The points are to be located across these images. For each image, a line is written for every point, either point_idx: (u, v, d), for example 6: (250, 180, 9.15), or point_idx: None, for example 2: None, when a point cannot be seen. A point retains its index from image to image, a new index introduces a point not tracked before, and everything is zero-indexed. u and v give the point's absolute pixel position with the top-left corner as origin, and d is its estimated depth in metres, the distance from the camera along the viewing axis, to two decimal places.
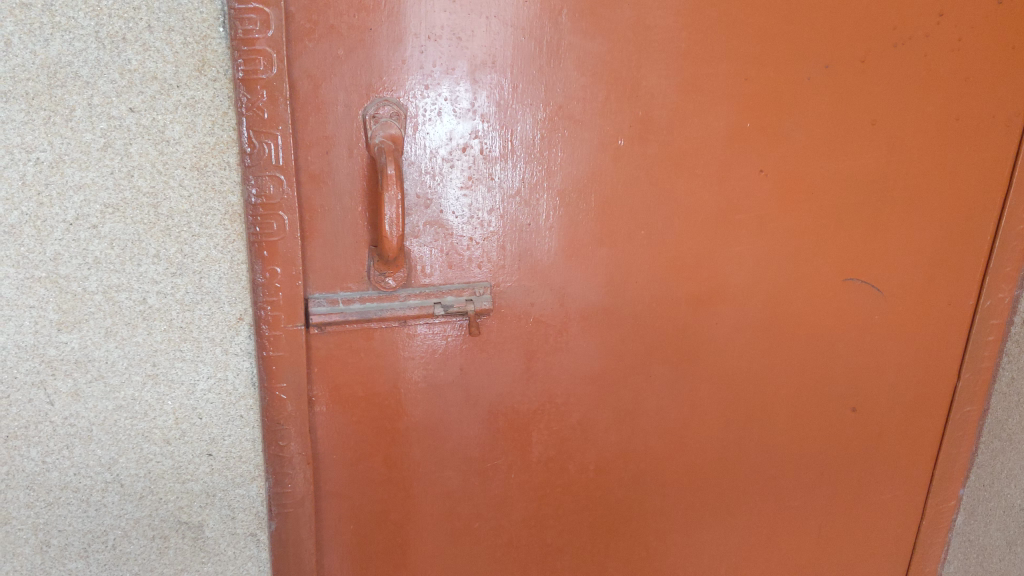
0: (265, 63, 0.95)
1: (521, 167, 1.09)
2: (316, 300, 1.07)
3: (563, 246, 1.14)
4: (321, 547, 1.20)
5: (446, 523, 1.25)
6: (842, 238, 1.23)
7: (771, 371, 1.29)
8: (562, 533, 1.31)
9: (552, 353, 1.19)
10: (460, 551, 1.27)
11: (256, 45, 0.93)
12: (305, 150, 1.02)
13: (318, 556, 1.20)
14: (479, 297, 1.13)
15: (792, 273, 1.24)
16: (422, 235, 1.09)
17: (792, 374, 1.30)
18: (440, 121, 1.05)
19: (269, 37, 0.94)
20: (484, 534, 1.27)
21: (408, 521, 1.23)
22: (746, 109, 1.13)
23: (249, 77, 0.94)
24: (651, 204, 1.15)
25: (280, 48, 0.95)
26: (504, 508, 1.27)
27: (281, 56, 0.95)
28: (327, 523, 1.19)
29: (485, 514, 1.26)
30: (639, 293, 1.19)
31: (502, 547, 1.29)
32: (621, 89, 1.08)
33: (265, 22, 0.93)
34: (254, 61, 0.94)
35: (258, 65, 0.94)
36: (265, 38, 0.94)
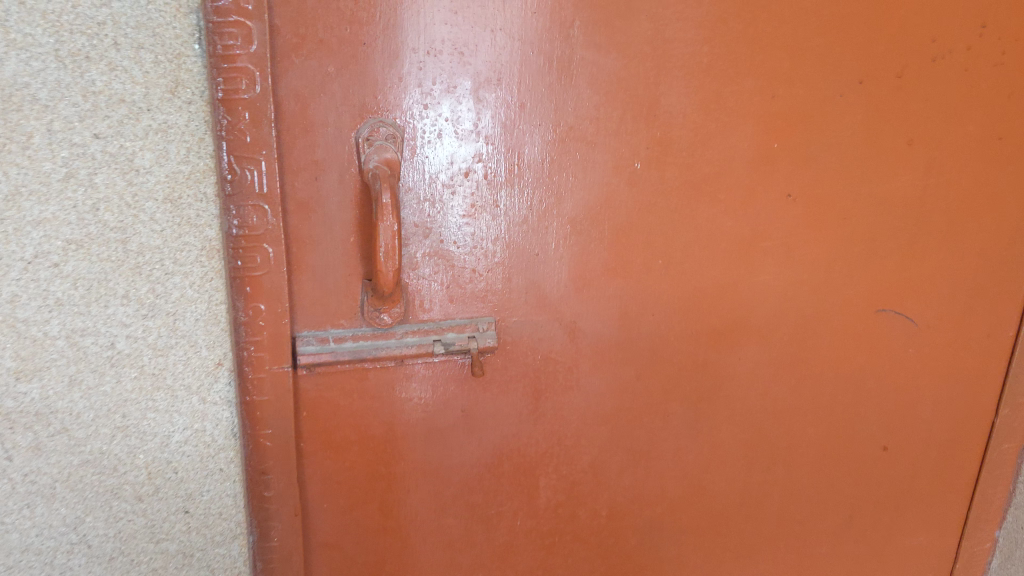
0: (246, 83, 0.86)
1: (529, 194, 1.00)
2: (304, 338, 0.98)
3: (574, 277, 1.05)
4: None
5: None
6: (875, 266, 1.14)
7: (797, 407, 1.20)
8: None
9: (561, 393, 1.10)
10: None
11: (236, 63, 0.85)
12: (291, 175, 0.92)
13: None
14: (483, 333, 1.03)
15: (821, 304, 1.15)
16: (421, 267, 1.00)
17: (819, 411, 1.21)
18: (440, 144, 0.95)
19: (252, 54, 0.85)
20: None
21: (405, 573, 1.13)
22: (773, 129, 1.04)
23: (230, 97, 0.85)
24: (670, 232, 1.06)
25: (263, 65, 0.86)
26: (509, 556, 1.17)
27: (265, 74, 0.86)
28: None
29: (489, 563, 1.17)
30: (657, 327, 1.10)
31: None
32: (638, 108, 0.99)
33: (247, 37, 0.84)
34: (235, 80, 0.85)
35: (238, 85, 0.85)
36: (247, 54, 0.85)
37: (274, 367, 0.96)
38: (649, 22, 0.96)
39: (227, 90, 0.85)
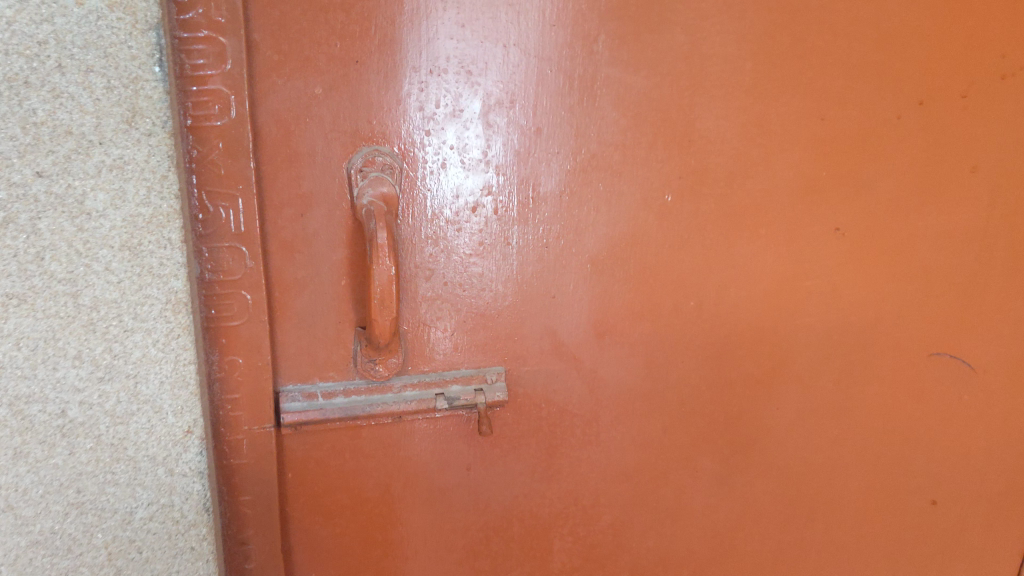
0: (218, 109, 0.74)
1: (545, 230, 0.88)
2: (289, 394, 0.86)
3: (595, 322, 0.93)
4: None
5: None
6: (930, 306, 1.02)
7: (840, 460, 1.08)
8: None
9: (578, 448, 0.98)
10: None
11: (207, 86, 0.73)
12: (271, 212, 0.80)
13: None
14: (492, 386, 0.92)
15: (870, 348, 1.02)
16: (421, 312, 0.88)
17: (863, 464, 1.09)
18: (444, 175, 0.83)
19: (225, 75, 0.73)
20: None
21: None
22: (822, 155, 0.92)
23: (199, 125, 0.73)
24: (704, 271, 0.94)
25: (239, 88, 0.74)
26: None
27: (240, 97, 0.74)
28: None
29: None
30: (686, 376, 0.98)
31: None
32: (670, 133, 0.87)
33: (219, 55, 0.73)
34: (206, 105, 0.73)
35: (209, 111, 0.74)
36: (220, 76, 0.73)
37: (253, 427, 0.85)
38: (685, 36, 0.84)
39: (197, 117, 0.73)
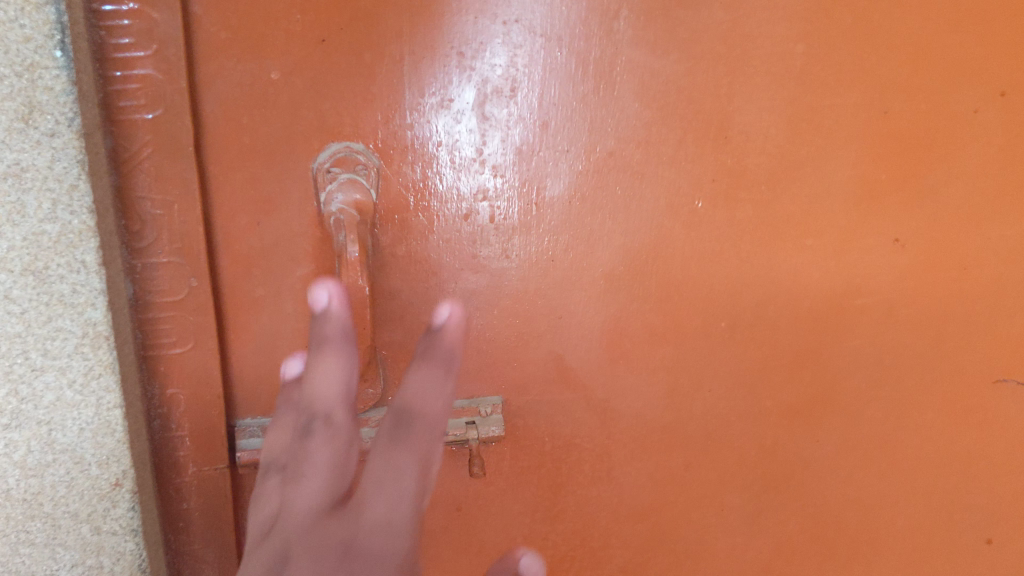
0: (149, 101, 0.60)
1: (551, 241, 0.75)
2: (246, 429, 0.73)
3: (608, 345, 0.80)
4: None
5: None
6: (1002, 324, 0.86)
7: (884, 497, 0.92)
8: None
9: (587, 485, 0.85)
10: None
11: (134, 71, 0.59)
12: (221, 220, 0.67)
13: None
14: (487, 420, 0.78)
15: (926, 370, 0.87)
16: (404, 334, 0.75)
17: (912, 501, 0.93)
18: (430, 176, 0.70)
19: (158, 58, 0.59)
20: None
21: None
22: (883, 154, 0.77)
23: (125, 118, 0.60)
24: (737, 288, 0.80)
25: (175, 75, 0.60)
26: None
27: (178, 86, 0.60)
28: None
29: None
30: (713, 405, 0.84)
31: None
32: (704, 128, 0.73)
33: (149, 34, 0.59)
34: (135, 96, 0.59)
35: (138, 103, 0.60)
36: (151, 59, 0.59)
37: (203, 469, 0.72)
38: (724, 12, 0.69)
39: (122, 109, 0.60)
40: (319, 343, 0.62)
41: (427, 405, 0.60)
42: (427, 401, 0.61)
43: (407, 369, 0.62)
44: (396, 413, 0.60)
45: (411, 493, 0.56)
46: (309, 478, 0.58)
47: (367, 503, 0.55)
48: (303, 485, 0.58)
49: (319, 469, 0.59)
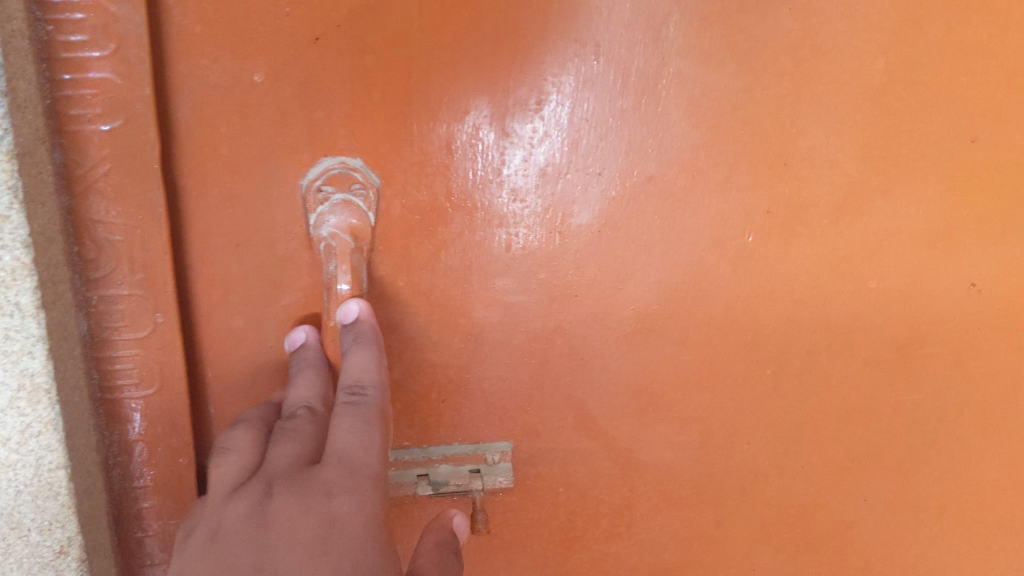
0: (108, 112, 0.50)
1: (575, 275, 0.65)
2: None
3: (635, 392, 0.70)
4: None
5: None
6: None
7: (932, 559, 0.83)
8: None
9: (604, 540, 0.76)
10: None
11: (89, 74, 0.49)
12: (195, 241, 0.58)
13: None
14: (492, 468, 0.70)
15: (991, 430, 0.77)
16: (403, 370, 0.66)
17: (961, 566, 0.84)
18: (438, 197, 0.60)
19: (118, 60, 0.49)
20: None
21: None
22: (963, 190, 0.66)
23: (81, 130, 0.51)
24: (788, 334, 0.69)
25: (136, 81, 0.50)
26: None
27: (140, 93, 0.50)
28: None
29: None
30: (751, 459, 0.75)
31: None
32: (761, 153, 0.62)
33: (104, 31, 0.49)
34: (91, 104, 0.50)
35: (94, 112, 0.50)
36: (110, 60, 0.49)
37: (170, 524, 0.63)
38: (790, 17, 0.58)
39: (76, 121, 0.50)
40: (302, 363, 0.59)
41: (368, 371, 0.55)
42: (369, 368, 0.56)
43: (347, 357, 0.56)
44: (342, 387, 0.56)
45: (379, 435, 0.54)
46: (287, 437, 0.54)
47: (339, 442, 0.52)
48: (281, 444, 0.54)
49: (296, 433, 0.55)
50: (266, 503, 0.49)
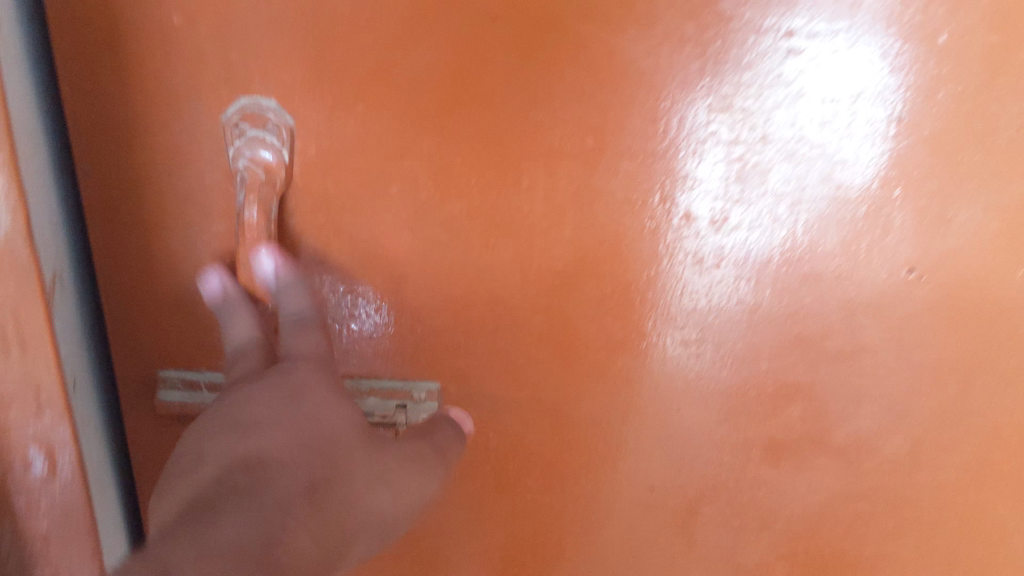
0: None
1: (490, 229, 0.67)
2: (169, 379, 0.73)
3: (558, 347, 0.72)
4: None
5: None
6: None
7: (883, 547, 0.81)
8: None
9: (537, 486, 0.79)
10: None
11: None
12: (132, 161, 0.65)
13: None
14: (419, 405, 0.74)
15: (945, 429, 0.74)
16: (334, 304, 0.71)
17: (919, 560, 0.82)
18: (353, 143, 0.64)
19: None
20: None
21: None
22: (890, 170, 0.62)
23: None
24: (710, 306, 0.70)
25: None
26: None
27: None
28: None
29: None
30: (681, 426, 0.76)
31: None
32: (669, 122, 0.63)
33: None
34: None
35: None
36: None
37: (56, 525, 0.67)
38: (855, 5, 0.57)
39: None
40: (228, 308, 0.66)
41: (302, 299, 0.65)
42: (300, 298, 0.65)
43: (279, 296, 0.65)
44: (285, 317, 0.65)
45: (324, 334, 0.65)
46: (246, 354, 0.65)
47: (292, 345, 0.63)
48: (243, 361, 0.64)
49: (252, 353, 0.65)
50: (241, 395, 0.59)
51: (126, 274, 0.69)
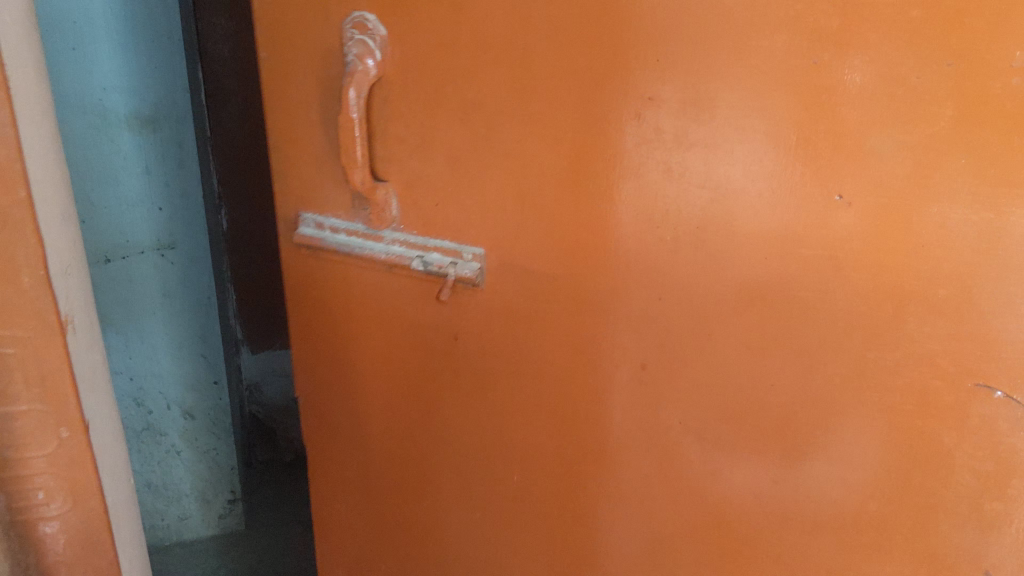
0: (26, 316, 0.84)
1: (514, 125, 0.90)
2: (305, 220, 1.03)
3: (565, 231, 0.93)
4: (344, 456, 1.18)
5: (456, 494, 1.13)
6: (964, 318, 0.82)
7: (842, 456, 0.93)
8: (600, 554, 1.09)
9: (555, 353, 1.00)
10: (485, 531, 1.14)
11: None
12: (287, 55, 0.96)
13: (341, 459, 1.19)
14: (466, 263, 0.98)
15: (882, 344, 0.86)
16: (408, 175, 0.96)
17: (876, 476, 0.92)
18: (423, 51, 0.90)
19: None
20: (507, 523, 1.12)
21: (421, 475, 1.14)
22: (814, 107, 0.79)
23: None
24: (676, 206, 0.88)
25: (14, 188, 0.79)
26: (525, 500, 1.10)
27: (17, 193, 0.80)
28: (335, 441, 1.18)
29: (503, 500, 1.11)
30: (662, 313, 0.93)
31: (528, 546, 1.12)
32: (635, 48, 0.83)
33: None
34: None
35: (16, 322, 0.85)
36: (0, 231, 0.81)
37: (75, 561, 0.97)
38: None
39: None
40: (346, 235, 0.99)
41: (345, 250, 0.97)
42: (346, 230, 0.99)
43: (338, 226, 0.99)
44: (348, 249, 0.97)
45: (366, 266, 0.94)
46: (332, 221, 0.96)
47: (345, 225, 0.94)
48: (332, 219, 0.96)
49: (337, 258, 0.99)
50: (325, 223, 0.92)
51: (282, 138, 1.00)
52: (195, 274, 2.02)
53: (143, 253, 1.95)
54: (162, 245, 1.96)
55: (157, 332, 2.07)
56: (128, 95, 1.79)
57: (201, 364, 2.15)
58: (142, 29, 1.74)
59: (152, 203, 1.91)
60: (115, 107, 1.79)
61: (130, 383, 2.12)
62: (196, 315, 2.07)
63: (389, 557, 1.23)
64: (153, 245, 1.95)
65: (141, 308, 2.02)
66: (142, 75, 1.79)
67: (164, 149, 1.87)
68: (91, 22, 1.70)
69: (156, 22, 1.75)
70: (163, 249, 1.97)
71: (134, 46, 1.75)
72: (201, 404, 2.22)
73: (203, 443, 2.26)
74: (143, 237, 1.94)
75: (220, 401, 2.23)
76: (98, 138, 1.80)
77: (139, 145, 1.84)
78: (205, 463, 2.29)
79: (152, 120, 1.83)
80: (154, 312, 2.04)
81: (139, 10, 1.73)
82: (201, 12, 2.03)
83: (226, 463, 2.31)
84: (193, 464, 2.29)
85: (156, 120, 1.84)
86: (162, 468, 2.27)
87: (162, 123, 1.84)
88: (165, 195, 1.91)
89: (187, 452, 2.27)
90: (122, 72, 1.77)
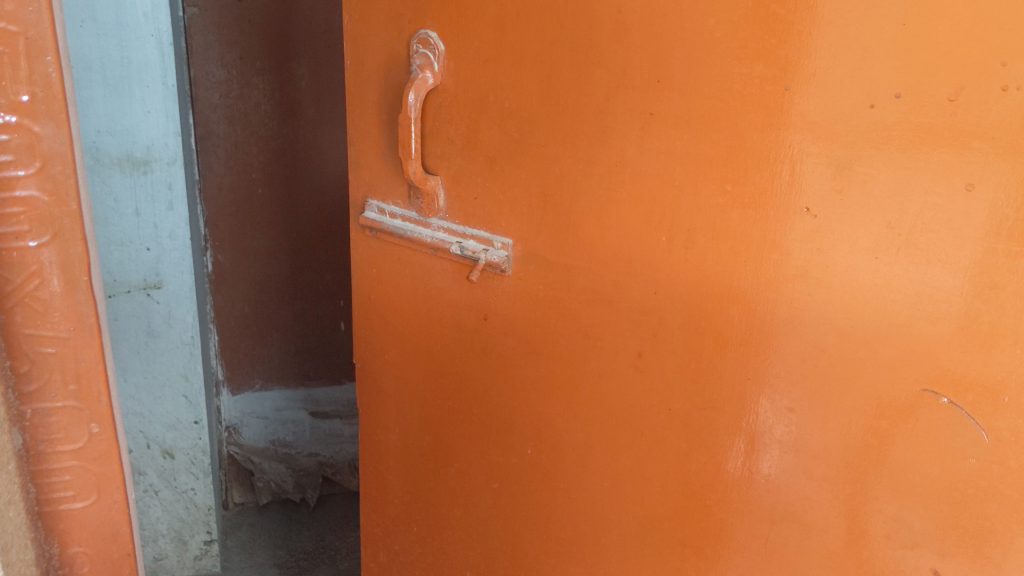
0: (59, 320, 0.60)
1: (536, 132, 1.09)
2: (370, 206, 1.26)
3: (572, 225, 1.09)
4: (402, 411, 1.40)
5: (495, 454, 1.30)
6: (905, 329, 0.88)
7: (801, 453, 1.00)
8: (615, 521, 1.19)
9: (561, 333, 1.15)
10: (520, 491, 1.28)
11: (15, 193, 0.57)
12: (376, 77, 1.21)
13: (402, 416, 1.40)
14: (495, 251, 1.16)
15: (833, 349, 0.94)
16: (454, 174, 1.17)
17: (831, 475, 0.98)
18: (470, 70, 1.12)
19: (43, 176, 0.58)
20: (535, 485, 1.26)
21: (467, 433, 1.32)
22: (766, 128, 0.92)
23: (17, 335, 0.60)
24: (656, 209, 1.01)
25: (62, 197, 0.59)
26: (552, 461, 1.23)
27: (65, 208, 0.59)
28: (396, 397, 1.40)
29: (531, 462, 1.26)
30: (645, 303, 1.06)
31: (558, 509, 1.25)
32: (628, 70, 0.99)
33: (28, 150, 0.56)
34: (34, 310, 0.60)
35: (46, 324, 0.60)
36: (50, 244, 0.59)
37: (100, 555, 0.67)
38: None
39: (13, 329, 0.59)
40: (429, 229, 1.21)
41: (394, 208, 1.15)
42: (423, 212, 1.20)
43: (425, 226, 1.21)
44: None
45: None
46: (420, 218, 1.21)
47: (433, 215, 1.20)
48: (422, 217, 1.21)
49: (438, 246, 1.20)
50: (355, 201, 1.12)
51: (365, 141, 1.25)
52: (181, 315, 2.09)
53: (130, 293, 2.05)
54: (150, 284, 2.05)
55: (132, 370, 2.12)
56: (118, 137, 1.90)
57: (184, 405, 2.19)
58: (110, 69, 1.84)
59: (142, 244, 2.01)
60: (108, 150, 1.90)
61: (126, 423, 2.17)
62: (178, 354, 2.13)
63: (439, 503, 1.40)
64: (140, 284, 2.05)
65: (129, 350, 2.09)
66: (132, 118, 1.89)
67: (156, 194, 1.98)
68: (103, 71, 1.84)
69: (156, 73, 1.87)
70: (150, 288, 2.06)
71: (129, 92, 1.87)
72: (182, 444, 2.23)
73: (181, 482, 2.26)
74: (132, 277, 2.04)
75: (199, 441, 2.24)
76: (92, 178, 1.92)
77: (129, 186, 1.95)
78: (182, 503, 2.29)
79: (145, 163, 1.94)
80: (141, 354, 2.11)
81: (136, 59, 1.85)
82: (194, 61, 2.24)
83: (203, 503, 2.30)
84: (170, 503, 2.28)
85: (147, 163, 1.94)
86: (140, 507, 2.27)
87: (157, 168, 1.95)
88: (155, 237, 2.01)
89: (165, 491, 2.26)
90: (118, 114, 1.88)
